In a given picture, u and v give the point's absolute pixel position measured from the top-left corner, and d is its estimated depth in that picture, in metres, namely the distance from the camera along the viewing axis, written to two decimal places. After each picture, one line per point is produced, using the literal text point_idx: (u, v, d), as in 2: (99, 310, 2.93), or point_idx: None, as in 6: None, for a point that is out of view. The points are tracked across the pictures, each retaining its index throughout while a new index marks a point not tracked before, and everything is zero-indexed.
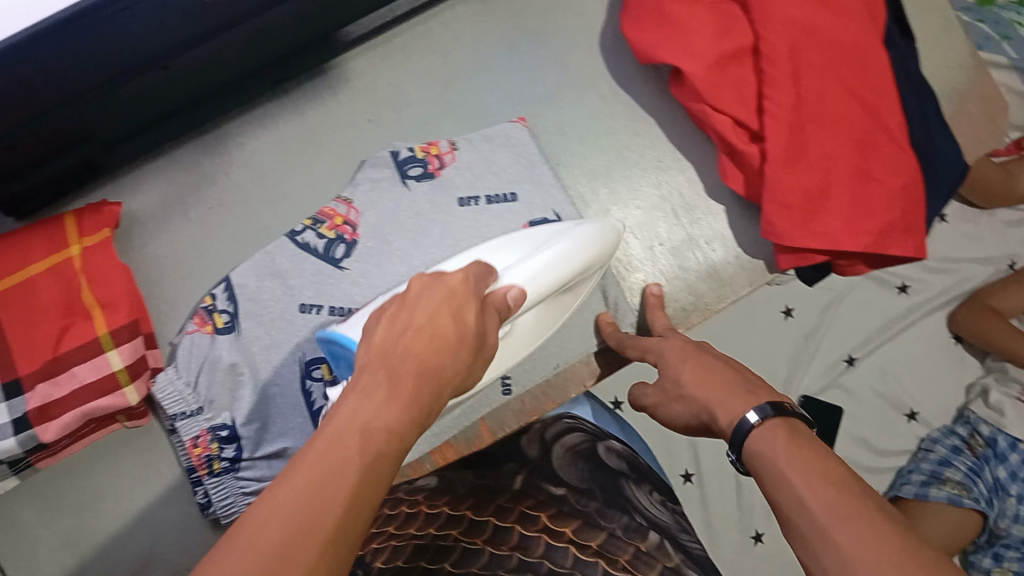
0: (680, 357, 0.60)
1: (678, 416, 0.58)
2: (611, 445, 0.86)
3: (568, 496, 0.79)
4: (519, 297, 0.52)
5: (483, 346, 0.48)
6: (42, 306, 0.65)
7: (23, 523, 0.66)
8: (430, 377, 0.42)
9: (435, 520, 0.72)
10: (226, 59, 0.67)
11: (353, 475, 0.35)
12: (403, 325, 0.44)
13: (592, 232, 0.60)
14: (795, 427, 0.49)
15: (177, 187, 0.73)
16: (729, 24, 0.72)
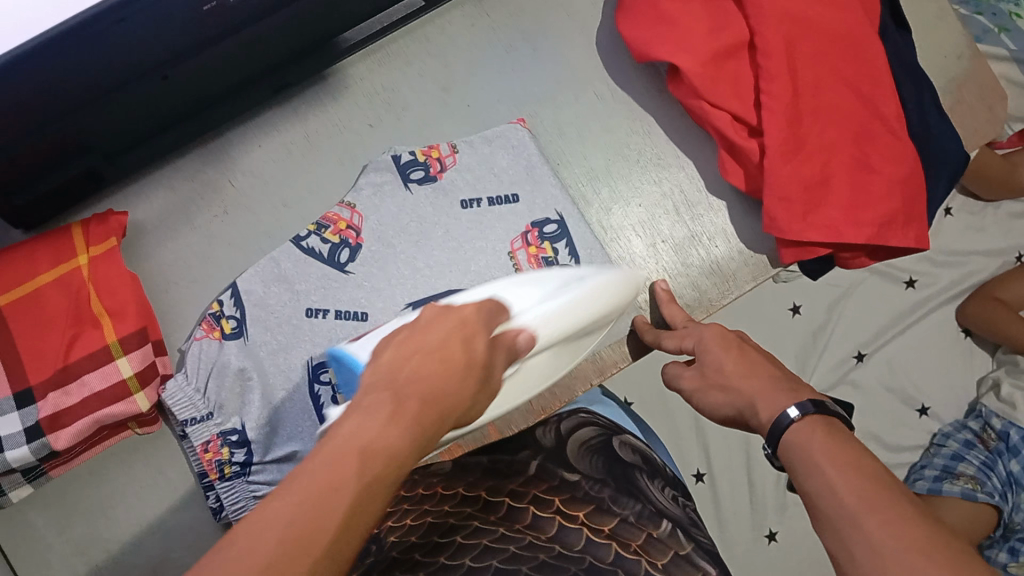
0: (720, 344, 0.62)
1: (719, 406, 0.59)
2: (625, 440, 0.76)
3: (583, 482, 0.67)
4: (525, 339, 0.57)
5: (490, 384, 0.50)
6: (50, 316, 0.66)
7: (37, 532, 0.67)
8: (434, 408, 0.43)
9: (447, 503, 0.65)
10: (227, 67, 0.68)
11: (352, 491, 0.36)
12: (421, 354, 0.46)
13: (604, 284, 0.67)
14: (833, 423, 0.50)
15: (180, 195, 0.73)
16: (724, 20, 0.73)
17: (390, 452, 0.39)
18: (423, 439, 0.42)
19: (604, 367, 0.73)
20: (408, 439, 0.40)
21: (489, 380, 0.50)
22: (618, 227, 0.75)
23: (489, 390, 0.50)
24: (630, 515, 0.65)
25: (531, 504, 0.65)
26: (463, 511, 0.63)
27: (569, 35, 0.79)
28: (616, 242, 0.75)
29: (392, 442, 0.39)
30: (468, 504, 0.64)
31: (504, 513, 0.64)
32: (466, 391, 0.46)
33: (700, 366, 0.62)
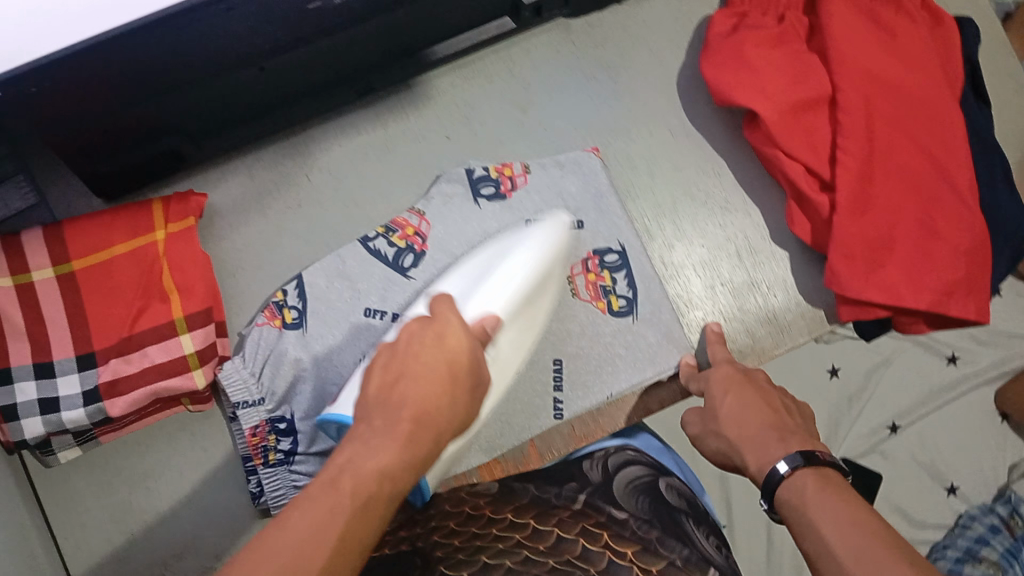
0: (722, 389, 0.65)
1: (717, 451, 0.63)
2: (672, 484, 0.75)
3: (630, 522, 0.68)
4: (498, 324, 0.58)
5: (478, 383, 0.51)
6: (121, 286, 0.68)
7: (80, 494, 0.68)
8: (428, 424, 0.45)
9: (495, 525, 0.66)
10: (316, 68, 0.70)
11: (349, 508, 0.40)
12: (407, 380, 0.47)
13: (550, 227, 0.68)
14: (823, 476, 0.53)
15: (258, 184, 0.75)
16: (808, 73, 0.74)
17: (384, 473, 0.42)
18: (425, 456, 0.45)
19: (647, 406, 0.74)
20: (399, 464, 0.43)
21: (477, 383, 0.51)
22: (679, 265, 0.76)
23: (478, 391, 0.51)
24: (677, 560, 0.65)
25: (579, 536, 0.66)
26: (512, 537, 0.65)
27: (650, 72, 0.80)
28: (675, 280, 0.76)
29: (385, 470, 0.42)
30: (518, 529, 0.66)
31: (552, 541, 0.65)
32: (455, 404, 0.48)
33: (704, 407, 0.66)
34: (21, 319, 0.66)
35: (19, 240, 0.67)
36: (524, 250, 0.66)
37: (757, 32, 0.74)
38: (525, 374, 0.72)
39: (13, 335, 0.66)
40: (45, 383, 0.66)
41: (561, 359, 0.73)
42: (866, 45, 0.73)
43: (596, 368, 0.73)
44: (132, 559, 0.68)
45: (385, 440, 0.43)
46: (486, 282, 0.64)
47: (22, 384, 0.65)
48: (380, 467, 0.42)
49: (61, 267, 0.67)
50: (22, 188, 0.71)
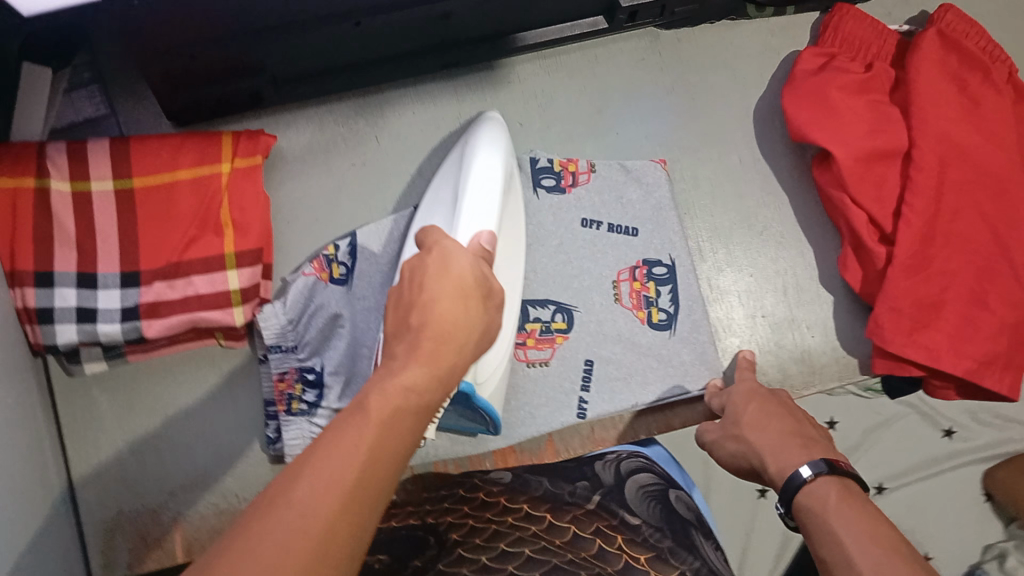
0: (745, 398, 0.64)
1: (734, 456, 0.61)
2: (684, 496, 0.70)
3: (642, 528, 0.67)
4: (493, 238, 0.56)
5: (494, 298, 0.52)
6: (179, 211, 0.68)
7: (100, 409, 0.69)
8: (448, 344, 0.46)
9: (511, 514, 0.67)
10: (408, 32, 0.69)
11: (370, 444, 0.38)
12: (423, 297, 0.48)
13: (487, 137, 0.64)
14: (848, 485, 0.51)
15: (326, 136, 0.75)
16: (888, 124, 0.74)
17: (409, 389, 0.42)
18: (445, 379, 0.45)
19: (669, 422, 0.74)
20: (424, 377, 0.44)
21: (491, 298, 0.51)
22: (724, 290, 0.77)
23: (494, 305, 0.52)
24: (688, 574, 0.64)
25: (596, 536, 0.66)
26: (528, 529, 0.65)
27: (729, 96, 0.80)
28: (718, 303, 0.76)
29: (413, 383, 0.43)
30: (535, 521, 0.66)
31: (570, 538, 0.65)
32: (474, 316, 0.49)
33: (725, 416, 0.64)
34: (71, 224, 0.65)
35: (83, 145, 0.66)
36: (482, 159, 0.61)
37: (845, 76, 0.75)
38: (555, 370, 0.72)
39: (61, 240, 0.65)
40: (85, 293, 0.65)
41: (593, 360, 0.73)
42: (949, 107, 0.74)
43: (626, 377, 0.73)
44: (140, 484, 0.68)
45: (413, 362, 0.44)
46: (466, 192, 0.58)
47: (61, 289, 0.64)
48: (409, 383, 0.42)
49: (121, 181, 0.67)
50: (95, 96, 0.71)
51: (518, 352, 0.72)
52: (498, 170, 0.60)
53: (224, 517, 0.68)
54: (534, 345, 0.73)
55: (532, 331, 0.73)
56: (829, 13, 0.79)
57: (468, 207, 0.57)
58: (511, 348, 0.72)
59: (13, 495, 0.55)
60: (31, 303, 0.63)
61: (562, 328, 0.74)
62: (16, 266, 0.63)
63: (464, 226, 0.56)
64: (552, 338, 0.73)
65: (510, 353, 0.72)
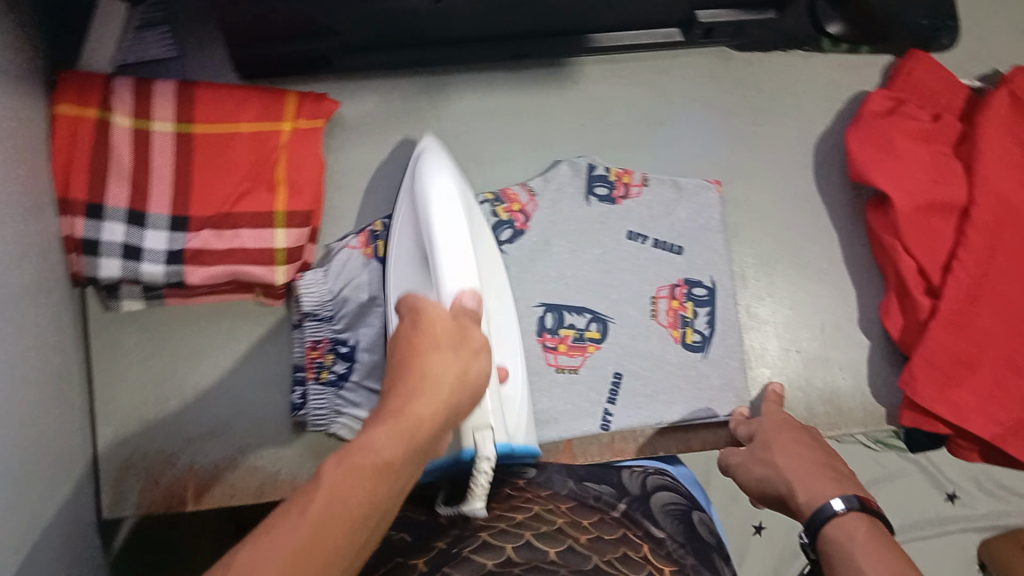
0: (778, 426, 0.65)
1: (760, 478, 0.61)
2: (706, 518, 0.67)
3: (667, 541, 0.60)
4: (478, 294, 0.53)
5: (471, 344, 0.48)
6: (235, 162, 0.67)
7: (129, 347, 0.69)
8: (421, 397, 0.42)
9: (536, 506, 0.59)
10: (486, 15, 0.69)
11: (314, 516, 0.34)
12: (400, 367, 0.45)
13: (430, 168, 0.62)
14: (878, 527, 0.51)
15: (389, 110, 0.76)
16: (950, 175, 0.73)
17: (370, 448, 0.38)
18: (420, 434, 0.41)
19: (688, 442, 0.74)
20: (392, 433, 0.39)
21: (469, 343, 0.48)
22: (762, 319, 0.76)
23: (476, 351, 0.48)
24: None
25: (621, 541, 0.57)
26: (555, 522, 0.57)
27: (794, 126, 0.80)
28: (754, 331, 0.76)
29: (374, 441, 0.38)
30: (558, 515, 0.58)
31: (596, 539, 0.56)
32: (451, 370, 0.45)
33: (755, 441, 0.64)
34: (129, 161, 0.65)
35: (151, 85, 0.66)
36: (434, 193, 0.59)
37: (912, 122, 0.75)
38: (583, 378, 0.72)
39: (117, 175, 0.65)
40: (134, 231, 0.65)
41: (622, 373, 0.73)
42: (1014, 167, 0.72)
43: (653, 394, 0.73)
44: (159, 428, 0.68)
45: (378, 425, 0.40)
46: (436, 237, 0.56)
47: (111, 223, 0.65)
48: (371, 443, 0.38)
49: (183, 126, 0.67)
50: (167, 40, 0.72)
51: (549, 356, 0.72)
52: (456, 205, 0.58)
53: (238, 472, 0.68)
54: (565, 352, 0.73)
55: (565, 336, 0.73)
56: (903, 56, 0.79)
57: (444, 258, 0.54)
58: (542, 350, 0.72)
59: (29, 424, 0.55)
60: (78, 233, 0.63)
61: (595, 337, 0.73)
62: (68, 193, 0.63)
63: (447, 285, 0.53)
64: (583, 346, 0.73)
65: (540, 355, 0.72)
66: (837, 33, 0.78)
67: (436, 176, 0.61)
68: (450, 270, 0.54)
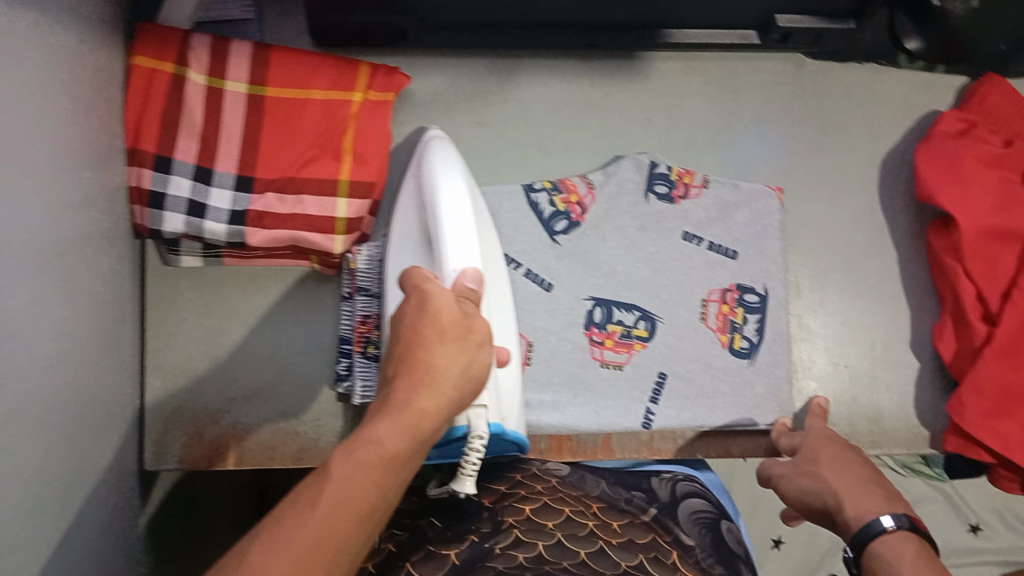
0: (822, 442, 0.65)
1: (803, 491, 0.61)
2: (735, 528, 0.66)
3: (696, 550, 0.59)
4: (479, 275, 0.52)
5: (475, 335, 0.47)
6: (306, 127, 0.68)
7: (184, 303, 0.69)
8: (423, 393, 0.43)
9: (566, 505, 0.60)
10: (567, 3, 0.69)
11: (316, 516, 0.37)
12: (403, 355, 0.45)
13: (442, 160, 0.61)
14: (926, 548, 0.51)
15: (458, 91, 0.76)
16: (1017, 204, 0.72)
17: (372, 444, 0.40)
18: (423, 430, 0.42)
19: (727, 448, 0.73)
20: (398, 426, 0.41)
21: (475, 333, 0.47)
22: (811, 331, 0.76)
23: (479, 342, 0.47)
24: None
25: (650, 547, 0.57)
26: (585, 525, 0.57)
27: (861, 139, 0.79)
28: (803, 343, 0.76)
29: (380, 435, 0.40)
30: (588, 516, 0.59)
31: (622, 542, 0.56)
32: (455, 364, 0.45)
33: (800, 454, 0.65)
34: (200, 118, 0.66)
35: (228, 45, 0.67)
36: (441, 183, 0.58)
37: (983, 146, 0.74)
38: (627, 375, 0.72)
39: (187, 130, 0.65)
40: (198, 188, 0.65)
41: (666, 374, 0.72)
42: None
43: (696, 396, 0.72)
44: (206, 385, 0.68)
45: (383, 416, 0.41)
46: (440, 219, 0.56)
47: (177, 178, 0.65)
48: (376, 435, 0.40)
49: (255, 88, 0.67)
50: (247, 2, 0.72)
51: (594, 350, 0.72)
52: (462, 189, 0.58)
53: (280, 435, 0.68)
54: (611, 347, 0.73)
55: (612, 332, 0.73)
56: (981, 79, 0.78)
57: (447, 239, 0.55)
58: (588, 344, 0.72)
59: (84, 368, 0.55)
60: (145, 184, 0.64)
61: (642, 335, 0.73)
62: (138, 144, 0.64)
63: (450, 266, 0.53)
64: (630, 343, 0.73)
65: (586, 349, 0.72)
66: (914, 50, 0.77)
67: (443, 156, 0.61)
68: (452, 251, 0.54)
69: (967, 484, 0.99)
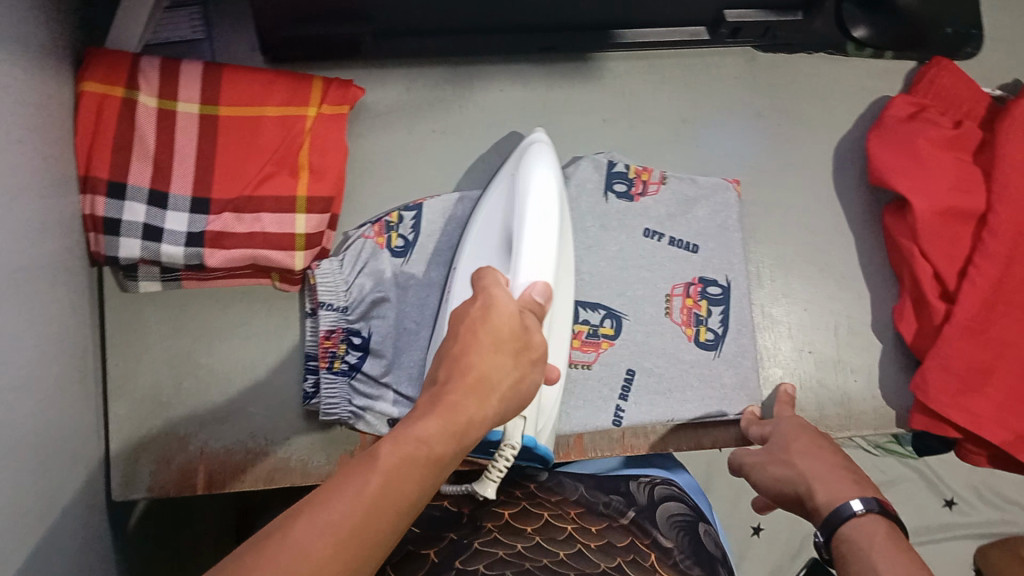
0: (794, 430, 0.65)
1: (779, 479, 0.62)
2: (712, 531, 0.66)
3: (675, 553, 0.59)
4: (546, 289, 0.52)
5: (532, 352, 0.46)
6: (261, 145, 0.67)
7: (146, 328, 0.69)
8: (479, 397, 0.42)
9: (547, 511, 0.60)
10: (517, 7, 0.69)
11: (368, 497, 0.34)
12: (455, 358, 0.43)
13: (541, 159, 0.61)
14: (895, 529, 0.52)
15: (413, 100, 0.76)
16: (972, 184, 0.73)
17: (422, 440, 0.38)
18: (465, 437, 0.40)
19: (699, 440, 0.73)
20: (444, 427, 0.39)
21: (530, 350, 0.46)
22: (776, 320, 0.77)
23: (534, 360, 0.46)
24: None
25: (628, 550, 0.57)
26: (564, 528, 0.58)
27: (814, 128, 0.80)
28: (769, 331, 0.76)
29: (430, 432, 0.38)
30: (567, 521, 0.59)
31: (603, 544, 0.57)
32: (503, 376, 0.44)
33: (772, 445, 0.65)
34: (152, 141, 0.65)
35: (177, 66, 0.67)
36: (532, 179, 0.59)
37: (935, 128, 0.74)
38: (596, 374, 0.72)
39: (140, 154, 0.65)
40: (154, 212, 0.65)
41: (634, 371, 0.73)
42: None
43: (665, 391, 0.73)
44: (174, 409, 0.68)
45: (429, 413, 0.40)
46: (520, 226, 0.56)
47: (132, 203, 0.64)
48: (424, 431, 0.38)
49: (208, 107, 0.67)
50: (195, 20, 0.72)
51: None
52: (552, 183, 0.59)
53: (249, 456, 0.68)
54: (579, 347, 0.73)
55: (578, 332, 0.73)
56: (928, 63, 0.79)
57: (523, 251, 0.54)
58: None
59: (47, 397, 0.55)
60: (98, 212, 0.63)
61: (609, 334, 0.73)
62: (90, 171, 0.63)
63: (520, 276, 0.53)
64: (597, 342, 0.73)
65: None
66: (862, 38, 0.78)
67: (536, 157, 0.62)
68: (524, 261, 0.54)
69: (941, 461, 1.01)
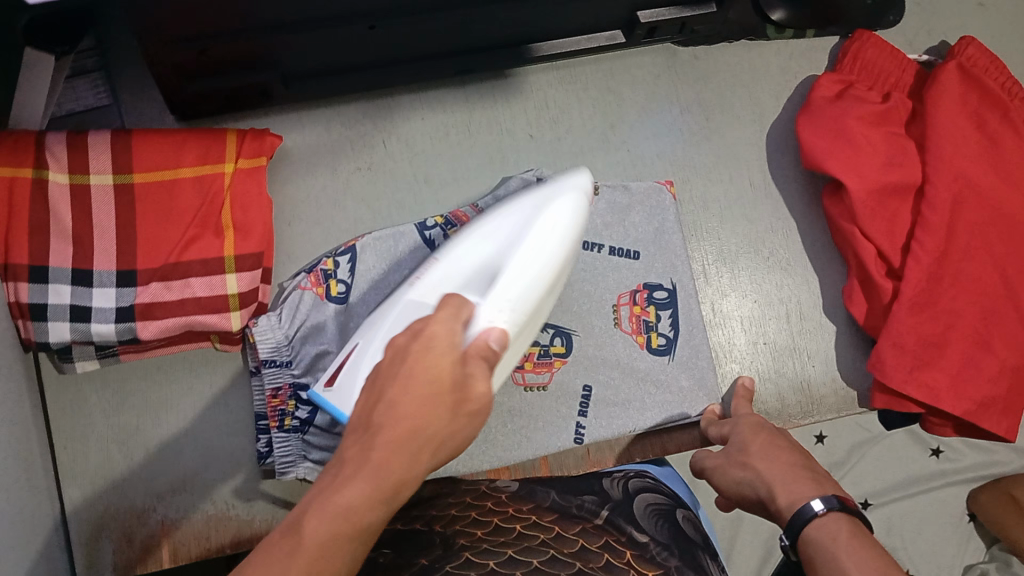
0: (752, 430, 0.65)
1: (744, 482, 0.61)
2: (692, 516, 0.64)
3: (651, 545, 0.58)
4: (498, 340, 0.49)
5: (469, 404, 0.42)
6: (181, 208, 0.66)
7: (89, 408, 0.68)
8: (405, 455, 0.40)
9: (518, 521, 0.58)
10: (425, 36, 0.68)
11: None
12: (385, 407, 0.41)
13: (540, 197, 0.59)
14: (858, 526, 0.52)
15: (333, 140, 0.74)
16: (904, 159, 0.72)
17: (343, 512, 0.38)
18: (395, 493, 0.40)
19: (664, 446, 0.73)
20: (370, 493, 0.39)
21: (468, 402, 0.42)
22: (727, 315, 0.76)
23: (471, 413, 0.43)
24: None
25: (603, 550, 0.56)
26: (536, 536, 0.56)
27: (743, 117, 0.79)
28: (721, 327, 0.76)
29: (353, 502, 0.38)
30: (541, 529, 0.58)
31: (576, 548, 0.55)
32: (440, 426, 0.41)
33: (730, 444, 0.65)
34: (68, 219, 0.64)
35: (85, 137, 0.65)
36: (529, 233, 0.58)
37: (863, 105, 0.74)
38: (553, 394, 0.71)
39: (58, 235, 0.64)
40: (80, 291, 0.64)
41: (591, 386, 0.72)
42: (965, 146, 0.72)
43: (623, 402, 0.72)
44: (128, 486, 0.67)
45: (355, 473, 0.39)
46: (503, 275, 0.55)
47: (56, 285, 0.63)
48: (346, 500, 0.38)
49: (121, 176, 0.65)
50: (99, 87, 0.71)
51: (516, 375, 0.71)
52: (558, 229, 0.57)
53: (211, 522, 0.67)
54: (532, 369, 0.71)
55: (531, 354, 0.71)
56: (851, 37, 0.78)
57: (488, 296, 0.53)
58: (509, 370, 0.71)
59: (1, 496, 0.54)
60: (23, 298, 0.62)
61: (560, 352, 0.72)
62: (11, 258, 0.62)
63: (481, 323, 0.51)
64: (549, 362, 0.72)
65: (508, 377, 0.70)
66: (780, 20, 0.77)
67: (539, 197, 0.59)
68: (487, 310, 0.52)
69: None
